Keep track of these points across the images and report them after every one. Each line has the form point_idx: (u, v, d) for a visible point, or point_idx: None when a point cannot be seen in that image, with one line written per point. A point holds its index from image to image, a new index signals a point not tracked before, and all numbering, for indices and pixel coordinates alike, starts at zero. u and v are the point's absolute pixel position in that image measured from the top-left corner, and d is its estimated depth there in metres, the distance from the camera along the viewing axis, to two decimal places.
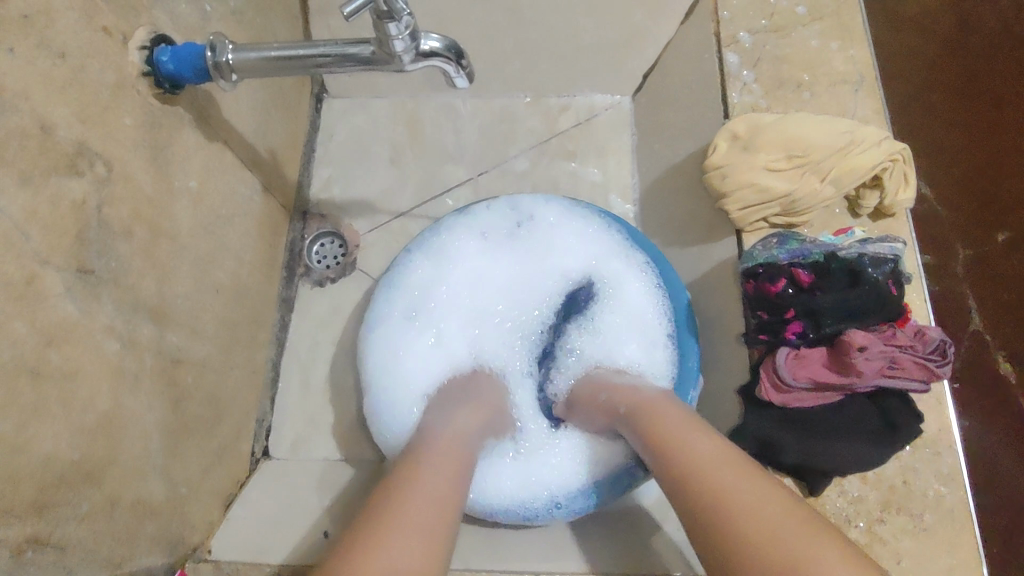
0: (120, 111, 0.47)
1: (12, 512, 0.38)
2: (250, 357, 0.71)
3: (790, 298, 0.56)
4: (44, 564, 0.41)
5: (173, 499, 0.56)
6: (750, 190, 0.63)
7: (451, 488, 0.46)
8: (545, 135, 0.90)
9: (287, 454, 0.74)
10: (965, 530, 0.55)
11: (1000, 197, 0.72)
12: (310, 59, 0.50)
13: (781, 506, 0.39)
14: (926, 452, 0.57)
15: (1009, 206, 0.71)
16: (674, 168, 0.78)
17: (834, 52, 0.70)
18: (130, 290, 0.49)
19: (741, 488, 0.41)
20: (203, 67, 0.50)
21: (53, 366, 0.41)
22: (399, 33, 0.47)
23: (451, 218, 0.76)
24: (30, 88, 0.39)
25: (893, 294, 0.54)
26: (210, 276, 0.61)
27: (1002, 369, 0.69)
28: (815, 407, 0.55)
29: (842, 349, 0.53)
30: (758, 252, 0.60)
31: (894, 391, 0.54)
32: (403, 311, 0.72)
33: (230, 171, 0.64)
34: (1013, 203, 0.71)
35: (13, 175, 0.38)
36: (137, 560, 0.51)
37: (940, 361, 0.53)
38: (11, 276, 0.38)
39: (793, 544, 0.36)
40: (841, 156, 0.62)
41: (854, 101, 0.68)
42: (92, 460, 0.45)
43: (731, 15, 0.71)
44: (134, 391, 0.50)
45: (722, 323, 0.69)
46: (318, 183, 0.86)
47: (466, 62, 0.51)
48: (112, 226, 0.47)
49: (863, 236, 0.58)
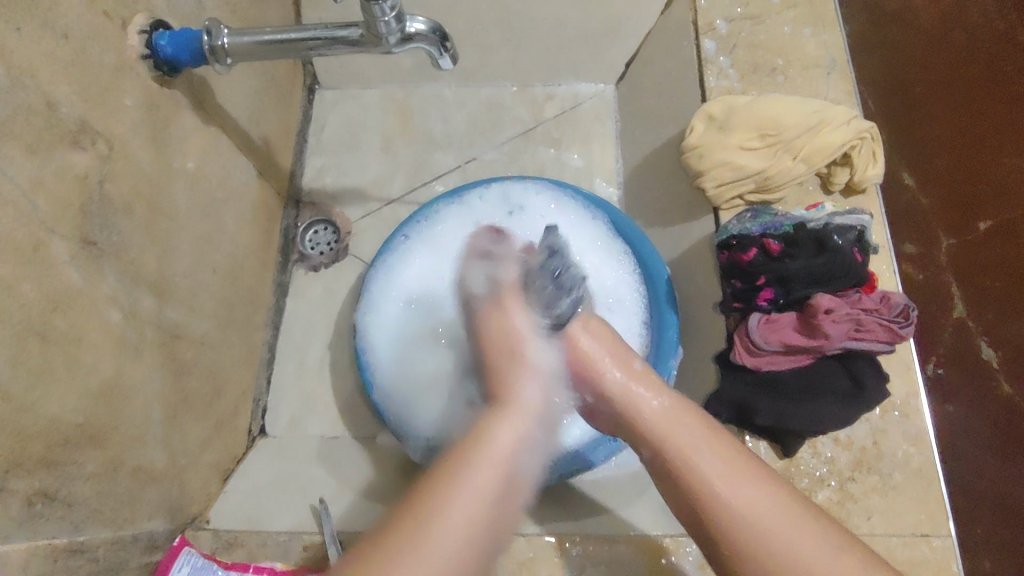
0: (121, 92, 0.50)
1: (22, 465, 0.40)
2: (247, 338, 0.73)
3: (761, 266, 0.59)
4: (52, 519, 0.43)
5: (172, 468, 0.58)
6: (725, 168, 0.66)
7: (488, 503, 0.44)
8: (531, 123, 0.92)
9: (283, 432, 0.76)
10: (932, 487, 0.57)
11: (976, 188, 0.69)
12: (301, 42, 0.53)
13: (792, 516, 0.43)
14: (895, 414, 0.59)
15: (987, 198, 0.68)
16: (656, 153, 0.81)
17: (807, 38, 0.72)
18: (131, 264, 0.51)
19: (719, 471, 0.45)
20: (199, 51, 0.52)
21: (60, 330, 0.44)
22: (384, 16, 0.49)
23: (443, 205, 0.78)
24: (35, 66, 0.41)
25: (858, 261, 0.58)
26: (207, 256, 0.63)
27: (984, 354, 0.66)
28: (788, 369, 0.59)
29: (810, 313, 0.57)
30: (733, 225, 0.64)
31: (862, 354, 0.58)
32: (397, 294, 0.75)
33: (226, 156, 0.67)
34: (992, 195, 0.68)
35: (21, 147, 0.40)
36: (139, 523, 0.53)
37: (903, 324, 0.57)
38: (19, 243, 0.40)
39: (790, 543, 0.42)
40: (811, 135, 0.65)
41: (825, 84, 0.70)
42: (96, 423, 0.47)
43: (707, 4, 0.74)
44: (135, 361, 0.52)
45: (702, 298, 0.72)
46: (310, 172, 0.89)
47: (449, 44, 0.54)
48: (114, 201, 0.49)
49: (832, 210, 0.62)
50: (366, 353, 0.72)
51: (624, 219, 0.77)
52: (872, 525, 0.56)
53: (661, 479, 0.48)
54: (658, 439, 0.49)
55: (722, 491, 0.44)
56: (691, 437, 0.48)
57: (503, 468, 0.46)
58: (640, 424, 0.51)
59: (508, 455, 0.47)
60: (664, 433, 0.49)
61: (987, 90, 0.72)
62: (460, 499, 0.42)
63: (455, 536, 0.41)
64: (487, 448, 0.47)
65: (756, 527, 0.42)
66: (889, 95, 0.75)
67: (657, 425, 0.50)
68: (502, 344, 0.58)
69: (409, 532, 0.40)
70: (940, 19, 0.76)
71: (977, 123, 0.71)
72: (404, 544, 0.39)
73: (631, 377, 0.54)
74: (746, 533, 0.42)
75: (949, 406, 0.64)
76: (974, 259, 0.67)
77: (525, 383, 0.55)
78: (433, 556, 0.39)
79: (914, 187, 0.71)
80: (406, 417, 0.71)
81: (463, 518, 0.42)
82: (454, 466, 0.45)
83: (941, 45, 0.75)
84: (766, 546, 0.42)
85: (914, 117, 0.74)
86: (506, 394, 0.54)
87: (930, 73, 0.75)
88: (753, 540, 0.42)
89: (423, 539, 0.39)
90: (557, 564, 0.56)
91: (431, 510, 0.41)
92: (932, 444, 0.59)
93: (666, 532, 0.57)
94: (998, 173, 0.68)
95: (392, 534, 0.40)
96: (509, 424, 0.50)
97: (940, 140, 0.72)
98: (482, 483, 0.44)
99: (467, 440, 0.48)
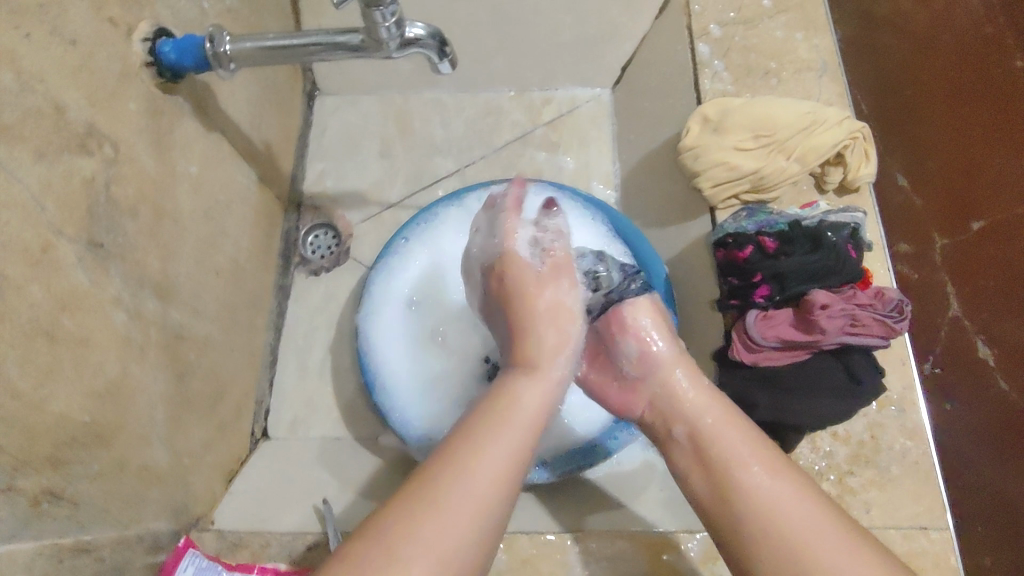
0: (126, 97, 0.50)
1: (30, 464, 0.41)
2: (249, 341, 0.73)
3: (756, 263, 0.60)
4: (59, 518, 0.43)
5: (176, 469, 0.58)
6: (721, 168, 0.67)
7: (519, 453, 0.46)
8: (529, 127, 0.93)
9: (285, 435, 0.77)
10: (929, 480, 0.58)
11: (971, 187, 0.70)
12: (303, 48, 0.54)
13: (801, 496, 0.45)
14: (891, 409, 0.60)
15: (980, 197, 0.69)
16: (652, 155, 0.82)
17: (799, 42, 0.74)
18: (136, 265, 0.52)
19: (739, 455, 0.48)
20: (202, 58, 0.53)
21: (66, 330, 0.44)
22: (386, 21, 0.51)
23: (443, 206, 0.78)
24: (44, 71, 0.42)
25: (853, 257, 0.59)
26: (210, 260, 0.64)
27: (980, 353, 0.65)
28: (785, 364, 0.59)
29: (805, 308, 0.58)
30: (728, 224, 0.65)
31: (858, 349, 0.58)
32: (398, 295, 0.76)
33: (228, 160, 0.67)
34: (984, 195, 0.69)
35: (30, 150, 0.41)
36: (145, 523, 0.53)
37: (898, 319, 0.58)
38: (27, 243, 0.41)
39: (799, 524, 0.43)
40: (805, 135, 0.66)
41: (818, 86, 0.71)
42: (102, 422, 0.48)
43: (701, 8, 0.75)
44: (140, 362, 0.52)
45: (699, 297, 0.73)
46: (311, 177, 0.90)
47: (448, 49, 0.55)
48: (119, 204, 0.50)
49: (826, 207, 0.64)
50: (368, 357, 0.73)
51: (624, 221, 0.78)
52: (871, 518, 0.56)
53: (685, 455, 0.50)
54: (692, 415, 0.51)
55: (742, 465, 0.47)
56: (721, 415, 0.50)
57: (522, 415, 0.48)
58: (671, 403, 0.53)
59: (534, 423, 0.48)
60: (696, 410, 0.51)
61: (976, 92, 0.72)
62: (488, 454, 0.44)
63: (484, 474, 0.43)
64: (514, 414, 0.47)
65: (767, 503, 0.45)
66: (882, 98, 0.76)
67: (691, 407, 0.51)
68: (550, 317, 0.56)
69: (440, 469, 0.43)
70: (932, 20, 0.77)
71: (969, 123, 0.72)
72: (439, 498, 0.41)
73: (675, 357, 0.55)
74: (761, 504, 0.45)
75: (947, 405, 0.64)
76: (968, 260, 0.68)
77: (552, 353, 0.53)
78: (461, 506, 0.41)
79: (909, 189, 0.72)
80: (406, 417, 0.71)
81: (489, 475, 0.43)
82: (492, 433, 0.46)
83: (933, 48, 0.76)
84: (772, 527, 0.44)
85: (907, 118, 0.75)
86: (530, 358, 0.53)
87: (926, 75, 0.76)
88: (768, 510, 0.44)
89: (457, 484, 0.42)
90: (559, 561, 0.56)
91: (455, 474, 0.42)
92: (928, 438, 0.59)
93: (665, 529, 0.57)
94: (994, 174, 0.69)
95: (430, 470, 0.43)
96: (533, 383, 0.51)
97: (933, 143, 0.73)
98: (509, 435, 0.46)
99: (495, 409, 0.48)
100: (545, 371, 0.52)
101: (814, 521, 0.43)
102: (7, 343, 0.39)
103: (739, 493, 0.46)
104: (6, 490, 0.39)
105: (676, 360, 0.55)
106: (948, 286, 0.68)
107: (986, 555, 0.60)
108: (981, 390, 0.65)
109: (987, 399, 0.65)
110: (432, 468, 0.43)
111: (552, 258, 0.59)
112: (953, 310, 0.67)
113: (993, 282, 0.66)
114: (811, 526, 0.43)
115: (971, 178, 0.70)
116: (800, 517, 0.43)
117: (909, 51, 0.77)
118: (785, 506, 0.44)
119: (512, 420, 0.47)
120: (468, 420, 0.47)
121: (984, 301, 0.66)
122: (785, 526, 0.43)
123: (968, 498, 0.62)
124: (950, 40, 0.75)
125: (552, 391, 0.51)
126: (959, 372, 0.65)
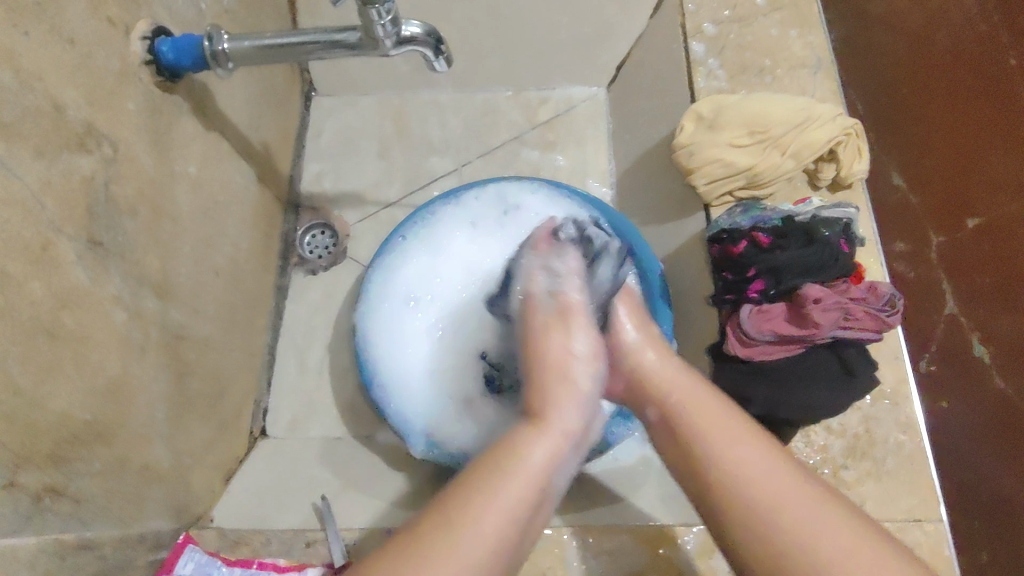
0: (124, 97, 0.51)
1: (32, 460, 0.41)
2: (247, 339, 0.74)
3: (751, 257, 0.61)
4: (60, 515, 0.44)
5: (177, 466, 0.58)
6: (715, 164, 0.67)
7: (519, 515, 0.43)
8: (526, 126, 0.94)
9: (283, 433, 0.77)
10: (925, 473, 0.58)
11: (970, 185, 0.70)
12: (300, 46, 0.55)
13: (765, 452, 0.45)
14: (885, 403, 0.61)
15: (979, 194, 0.70)
16: (648, 152, 0.82)
17: (793, 40, 0.74)
18: (135, 264, 0.52)
19: (698, 424, 0.48)
20: (200, 57, 0.54)
21: (67, 328, 0.44)
22: (381, 19, 0.51)
23: (440, 205, 0.79)
24: (44, 70, 0.43)
25: (845, 252, 0.60)
26: (209, 259, 0.64)
27: (977, 351, 0.66)
28: (781, 358, 0.60)
29: (799, 302, 0.58)
30: (722, 221, 0.66)
31: (851, 342, 0.59)
32: (395, 293, 0.76)
33: (226, 159, 0.68)
34: (983, 190, 0.70)
35: (29, 149, 0.41)
36: (145, 521, 0.53)
37: (890, 312, 0.59)
38: (28, 242, 0.41)
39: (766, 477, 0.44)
40: (799, 131, 0.66)
41: (811, 84, 0.72)
42: (102, 420, 0.48)
43: (696, 8, 0.76)
44: (140, 360, 0.53)
45: (696, 294, 0.73)
46: (309, 177, 0.90)
47: (444, 47, 0.55)
48: (118, 203, 0.50)
49: (820, 203, 0.65)
50: (365, 348, 0.74)
51: (632, 233, 0.76)
52: (867, 511, 0.57)
53: (661, 436, 0.51)
54: (662, 392, 0.53)
55: (718, 425, 0.48)
56: (685, 391, 0.52)
57: (536, 483, 0.45)
58: (643, 378, 0.55)
59: (539, 480, 0.45)
60: (665, 388, 0.53)
61: (967, 88, 0.73)
62: (484, 518, 0.41)
63: (475, 545, 0.40)
64: (520, 464, 0.45)
65: (730, 463, 0.45)
66: (877, 95, 0.76)
67: (655, 377, 0.54)
68: (554, 368, 0.52)
69: (443, 534, 0.40)
70: (924, 19, 0.78)
71: (965, 121, 0.73)
72: (432, 554, 0.39)
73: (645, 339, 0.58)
74: (738, 469, 0.45)
75: (943, 402, 0.64)
76: (965, 258, 0.68)
77: (570, 380, 0.52)
78: (454, 571, 0.39)
79: (905, 186, 0.72)
80: (403, 413, 0.72)
81: (485, 535, 0.41)
82: (494, 470, 0.44)
83: (929, 48, 0.76)
84: (738, 487, 0.44)
85: (903, 116, 0.75)
86: (544, 413, 0.49)
87: (925, 75, 0.76)
88: (745, 476, 0.44)
89: (460, 545, 0.40)
90: (559, 555, 0.57)
91: (459, 519, 0.41)
92: (922, 431, 0.60)
93: (665, 523, 0.58)
94: (990, 170, 0.70)
95: (442, 514, 0.41)
96: (546, 443, 0.47)
97: (927, 143, 0.73)
98: (515, 496, 0.43)
99: (502, 450, 0.46)
100: (553, 425, 0.48)
101: (782, 481, 0.43)
102: (9, 340, 0.39)
103: (706, 455, 0.47)
104: (8, 486, 0.39)
105: (648, 342, 0.57)
106: (945, 285, 0.68)
107: (983, 552, 0.60)
108: (979, 386, 0.65)
109: (986, 396, 0.65)
110: (434, 512, 0.41)
111: (562, 300, 0.57)
112: (951, 308, 0.67)
113: (990, 281, 0.67)
114: (779, 482, 0.44)
115: (966, 175, 0.71)
116: (740, 449, 0.46)
117: (904, 51, 0.77)
118: (746, 462, 0.45)
119: (515, 473, 0.44)
120: (474, 463, 0.46)
121: (981, 300, 0.67)
122: (754, 484, 0.43)
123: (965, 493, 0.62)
124: (944, 38, 0.76)
125: (557, 449, 0.47)
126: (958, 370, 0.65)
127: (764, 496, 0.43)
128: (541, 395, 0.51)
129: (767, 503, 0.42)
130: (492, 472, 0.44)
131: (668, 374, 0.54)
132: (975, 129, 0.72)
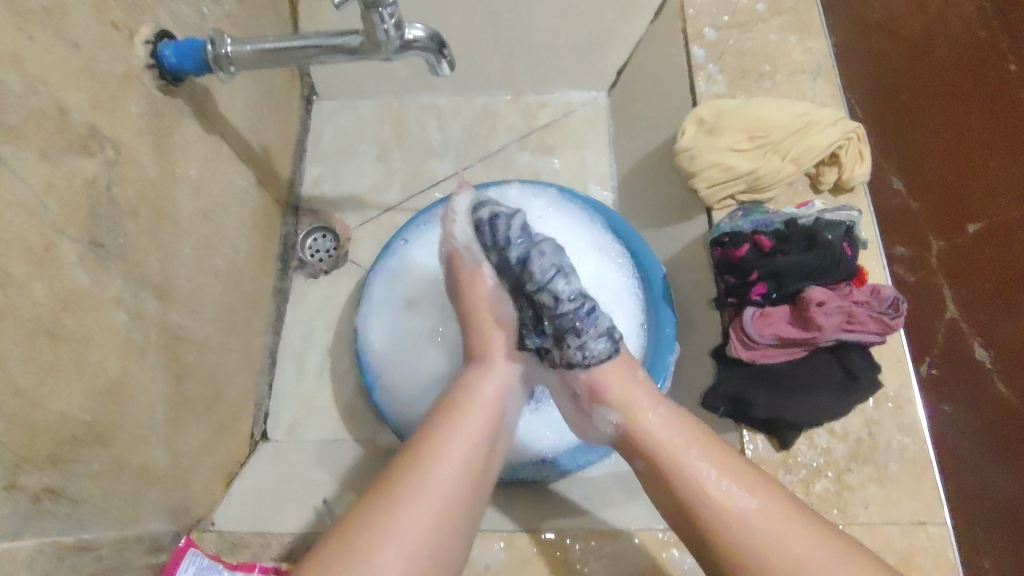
0: (127, 99, 0.51)
1: (31, 461, 0.41)
2: (248, 343, 0.74)
3: (753, 261, 0.61)
4: (60, 517, 0.43)
5: (176, 470, 0.58)
6: (717, 169, 0.67)
7: (477, 445, 0.49)
8: (525, 130, 0.94)
9: (283, 437, 0.77)
10: (927, 476, 0.58)
11: (965, 192, 0.70)
12: (303, 50, 0.55)
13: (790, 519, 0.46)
14: (887, 406, 0.61)
15: (981, 204, 0.69)
16: (648, 156, 0.82)
17: (793, 44, 0.74)
18: (137, 266, 0.52)
19: (701, 484, 0.48)
20: (203, 61, 0.54)
21: (68, 330, 0.44)
22: (384, 23, 0.51)
23: (441, 209, 0.79)
24: (49, 73, 0.43)
25: (848, 254, 0.60)
26: (209, 261, 0.64)
27: (978, 356, 0.66)
28: (782, 361, 0.60)
29: (803, 306, 0.58)
30: (725, 223, 0.66)
31: (855, 346, 0.59)
32: (397, 297, 0.77)
33: (226, 163, 0.68)
34: (984, 200, 0.69)
35: (33, 149, 0.41)
36: (144, 524, 0.53)
37: (894, 315, 0.59)
38: (30, 243, 0.41)
39: (780, 541, 0.45)
40: (800, 136, 0.66)
41: (812, 88, 0.72)
42: (102, 421, 0.48)
43: (696, 12, 0.76)
44: (140, 362, 0.52)
45: (697, 296, 0.73)
46: (309, 181, 0.90)
47: (446, 51, 0.55)
48: (119, 205, 0.50)
49: (822, 207, 0.65)
50: (368, 355, 0.74)
51: (634, 236, 0.76)
52: (868, 513, 0.57)
53: (656, 486, 0.51)
54: (653, 447, 0.51)
55: (729, 494, 0.47)
56: (688, 449, 0.49)
57: (490, 410, 0.52)
58: (636, 437, 0.52)
59: (490, 406, 0.52)
60: (655, 444, 0.51)
61: (963, 101, 0.74)
62: (435, 473, 0.45)
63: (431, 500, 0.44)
64: (473, 402, 0.51)
65: (735, 523, 0.46)
66: (875, 102, 0.76)
67: (653, 436, 0.51)
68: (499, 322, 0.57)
69: (402, 476, 0.45)
70: (924, 26, 0.78)
71: (964, 130, 0.73)
72: (395, 492, 0.44)
73: (624, 372, 0.54)
74: (741, 528, 0.46)
75: (944, 407, 0.64)
76: (966, 265, 0.68)
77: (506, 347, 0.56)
78: (425, 510, 0.44)
79: (906, 192, 0.72)
80: (403, 414, 0.72)
81: (445, 468, 0.46)
82: (445, 415, 0.50)
83: (927, 57, 0.77)
84: (782, 567, 0.44)
85: (908, 120, 0.75)
86: (487, 351, 0.56)
87: (929, 81, 0.76)
88: (701, 490, 0.47)
89: (422, 488, 0.44)
90: (559, 559, 0.56)
91: (421, 470, 0.45)
92: (925, 434, 0.60)
93: (666, 527, 0.57)
94: (989, 181, 0.70)
95: (400, 464, 0.46)
96: (489, 378, 0.54)
97: (927, 147, 0.73)
98: (473, 435, 0.49)
99: (453, 397, 0.52)
100: (497, 363, 0.55)
101: (793, 534, 0.45)
102: (10, 341, 0.39)
103: (729, 537, 0.46)
104: (8, 487, 0.39)
105: (630, 388, 0.53)
106: (945, 290, 0.68)
107: (987, 559, 0.59)
108: (981, 390, 0.65)
109: (988, 401, 0.65)
110: (394, 471, 0.46)
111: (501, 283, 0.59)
112: (952, 312, 0.67)
113: (988, 285, 0.67)
114: (794, 544, 0.45)
115: (964, 183, 0.71)
116: (750, 510, 0.46)
117: (904, 58, 0.78)
118: (760, 521, 0.46)
119: (472, 408, 0.51)
120: (431, 409, 0.52)
121: (981, 305, 0.66)
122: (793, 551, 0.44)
123: (970, 502, 0.61)
124: (943, 48, 0.76)
125: (503, 387, 0.54)
126: (957, 374, 0.65)
127: (793, 555, 0.44)
128: (477, 339, 0.57)
129: (773, 552, 0.44)
130: (447, 418, 0.50)
131: (658, 421, 0.51)
132: (974, 136, 0.72)
